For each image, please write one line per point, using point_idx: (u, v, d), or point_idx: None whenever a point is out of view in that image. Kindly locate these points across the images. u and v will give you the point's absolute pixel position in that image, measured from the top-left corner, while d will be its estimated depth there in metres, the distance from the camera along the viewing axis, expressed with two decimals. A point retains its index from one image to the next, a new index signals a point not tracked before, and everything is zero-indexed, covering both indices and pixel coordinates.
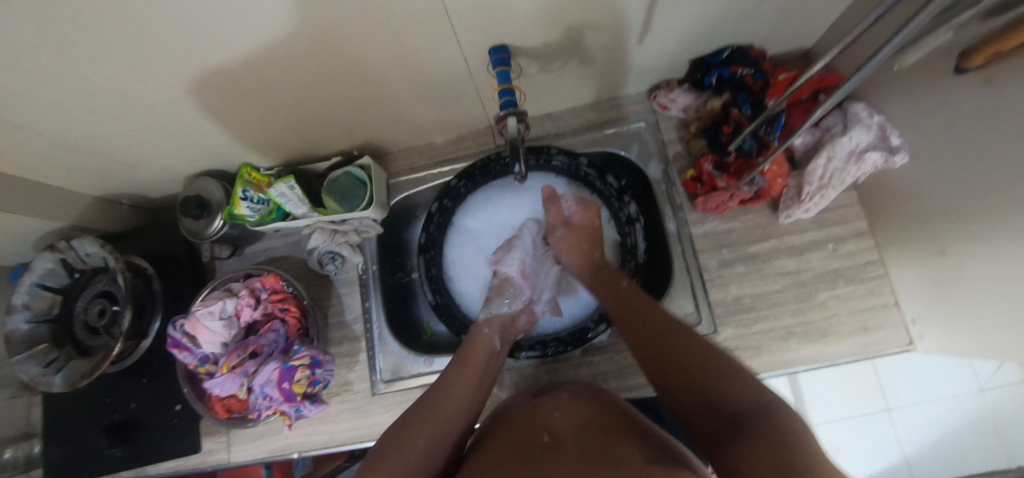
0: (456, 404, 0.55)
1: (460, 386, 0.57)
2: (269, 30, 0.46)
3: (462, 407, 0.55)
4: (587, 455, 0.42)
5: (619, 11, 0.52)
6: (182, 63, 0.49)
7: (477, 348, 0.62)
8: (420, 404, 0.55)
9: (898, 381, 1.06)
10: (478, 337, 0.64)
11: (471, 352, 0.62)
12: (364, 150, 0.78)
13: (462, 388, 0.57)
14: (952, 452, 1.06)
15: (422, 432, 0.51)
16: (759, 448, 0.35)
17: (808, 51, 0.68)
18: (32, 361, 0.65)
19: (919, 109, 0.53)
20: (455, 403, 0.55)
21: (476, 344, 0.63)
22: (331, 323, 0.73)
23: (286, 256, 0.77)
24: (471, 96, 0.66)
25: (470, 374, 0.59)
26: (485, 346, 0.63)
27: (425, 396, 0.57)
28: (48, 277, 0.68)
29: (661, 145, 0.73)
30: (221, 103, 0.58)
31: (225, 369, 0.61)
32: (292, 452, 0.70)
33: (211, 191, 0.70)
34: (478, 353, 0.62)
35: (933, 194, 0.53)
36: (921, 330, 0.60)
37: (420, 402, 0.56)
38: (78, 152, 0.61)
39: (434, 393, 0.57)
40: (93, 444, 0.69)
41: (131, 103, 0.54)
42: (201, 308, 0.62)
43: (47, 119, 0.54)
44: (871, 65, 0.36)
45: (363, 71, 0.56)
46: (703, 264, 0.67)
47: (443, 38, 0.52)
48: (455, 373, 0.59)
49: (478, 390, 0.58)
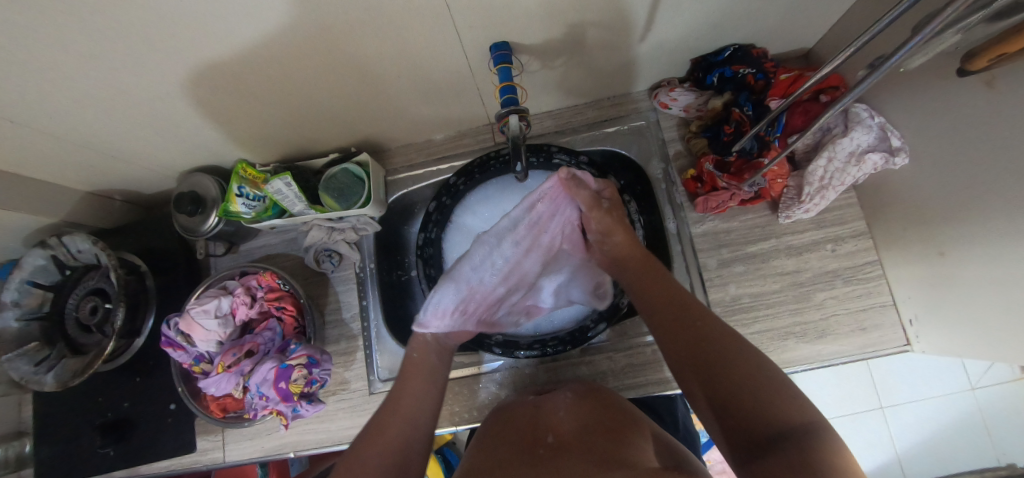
0: (404, 415, 0.54)
1: (408, 397, 0.56)
2: (266, 23, 0.45)
3: (414, 411, 0.55)
4: (592, 456, 0.42)
5: (623, 10, 0.51)
6: (176, 57, 0.48)
7: (420, 355, 0.61)
8: (374, 417, 0.54)
9: (892, 379, 1.08)
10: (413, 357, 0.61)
11: (414, 360, 0.61)
12: (362, 147, 0.77)
13: (408, 398, 0.56)
14: (943, 450, 1.08)
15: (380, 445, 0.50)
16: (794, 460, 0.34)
17: (809, 51, 0.68)
18: (23, 360, 0.64)
19: (921, 112, 0.53)
20: (407, 411, 0.55)
21: (420, 354, 0.61)
22: (328, 320, 0.73)
23: (281, 253, 0.76)
24: (471, 92, 0.65)
25: (415, 384, 0.58)
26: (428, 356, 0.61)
27: (377, 412, 0.55)
28: (37, 274, 0.66)
29: (661, 144, 0.73)
30: (215, 97, 0.56)
31: (220, 368, 0.61)
32: (288, 451, 0.70)
33: (207, 187, 0.69)
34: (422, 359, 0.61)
35: (931, 196, 0.54)
36: (917, 331, 0.60)
37: (372, 419, 0.54)
38: (70, 146, 0.60)
39: (386, 405, 0.56)
40: (86, 442, 0.69)
41: (125, 97, 0.53)
42: (196, 307, 0.62)
43: (38, 113, 0.53)
44: (885, 67, 0.36)
45: (362, 66, 0.55)
46: (703, 264, 0.67)
47: (445, 33, 0.51)
48: (399, 385, 0.58)
49: (430, 397, 0.57)
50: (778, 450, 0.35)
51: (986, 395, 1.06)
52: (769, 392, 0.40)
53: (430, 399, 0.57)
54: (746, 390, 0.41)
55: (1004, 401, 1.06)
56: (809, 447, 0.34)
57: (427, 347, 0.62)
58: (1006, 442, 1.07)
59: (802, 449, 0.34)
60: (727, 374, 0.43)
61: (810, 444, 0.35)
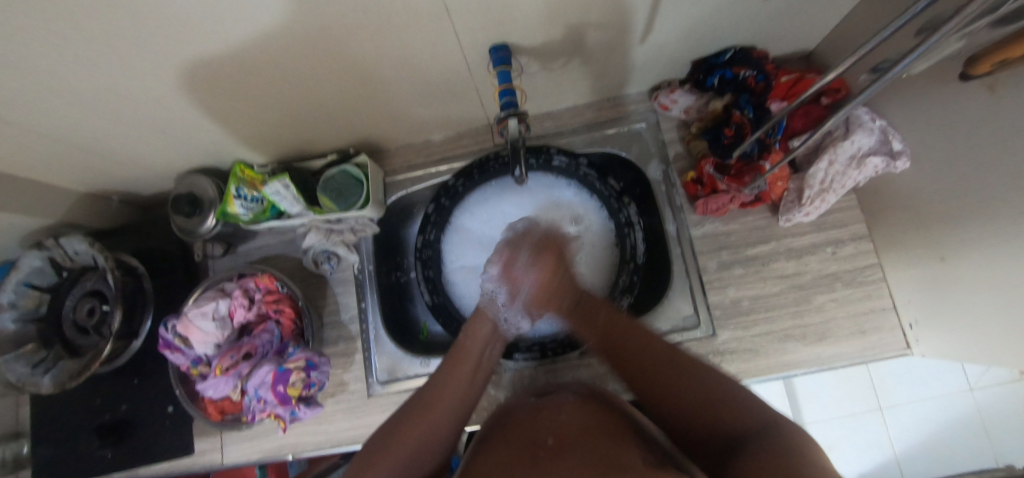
0: (450, 400, 0.56)
1: (455, 384, 0.58)
2: (262, 24, 0.45)
3: (455, 399, 0.56)
4: (592, 457, 0.42)
5: (623, 11, 0.51)
6: (173, 58, 0.48)
7: (472, 342, 0.63)
8: (415, 398, 0.56)
9: (891, 380, 1.08)
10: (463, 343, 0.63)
11: (464, 347, 0.62)
12: (361, 147, 0.77)
13: (455, 385, 0.58)
14: (940, 451, 1.08)
15: (418, 425, 0.52)
16: (764, 447, 0.38)
17: (811, 52, 0.68)
18: (20, 362, 0.64)
19: (922, 115, 0.53)
20: (448, 397, 0.56)
21: (469, 341, 0.63)
22: (326, 322, 0.73)
23: (279, 254, 0.76)
24: (470, 94, 0.65)
25: (463, 372, 0.59)
26: (481, 337, 0.64)
27: (418, 394, 0.56)
28: (35, 275, 0.66)
29: (661, 146, 0.72)
30: (212, 98, 0.56)
31: (218, 371, 0.61)
32: (287, 453, 0.70)
33: (204, 188, 0.68)
34: (472, 346, 0.62)
35: (932, 199, 0.53)
36: (917, 335, 0.60)
37: (413, 399, 0.56)
38: (66, 147, 0.59)
39: (429, 387, 0.57)
40: (83, 443, 0.68)
41: (121, 99, 0.53)
42: (193, 309, 0.61)
43: (33, 114, 0.52)
44: (889, 75, 0.36)
45: (360, 67, 0.55)
46: (703, 267, 0.67)
47: (443, 34, 0.51)
48: (448, 369, 0.59)
49: (471, 388, 0.59)
50: (746, 443, 0.40)
51: (985, 396, 1.05)
52: (723, 404, 0.45)
53: (474, 388, 0.59)
54: (703, 400, 0.46)
55: (1003, 402, 1.06)
56: (774, 435, 0.39)
57: (479, 334, 0.64)
58: (1004, 443, 1.07)
59: (767, 441, 0.38)
60: (681, 391, 0.48)
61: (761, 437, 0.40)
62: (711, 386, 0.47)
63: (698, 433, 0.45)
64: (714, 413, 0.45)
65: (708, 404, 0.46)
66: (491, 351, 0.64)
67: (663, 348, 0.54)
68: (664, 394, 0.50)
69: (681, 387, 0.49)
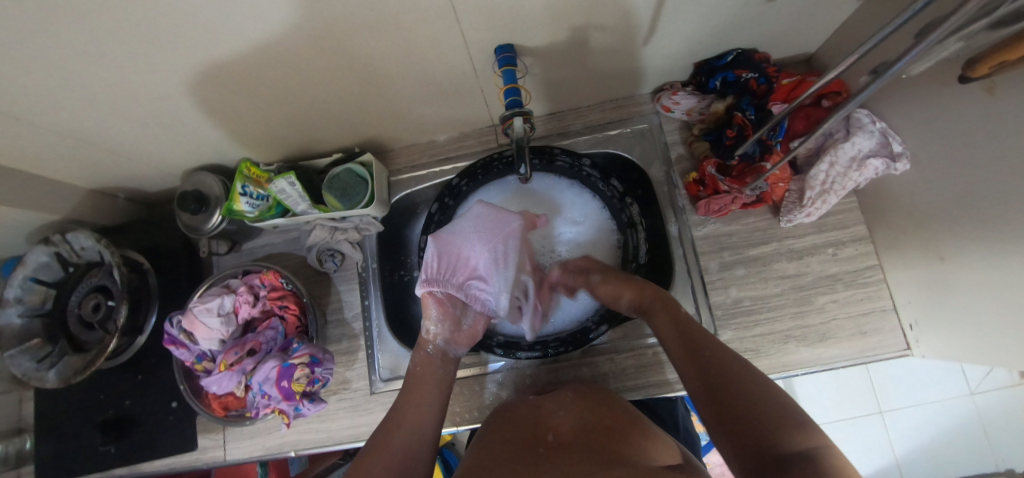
0: (409, 427, 0.56)
1: (412, 411, 0.58)
2: (273, 24, 0.45)
3: (416, 424, 0.56)
4: (592, 454, 0.42)
5: (627, 13, 0.52)
6: (183, 56, 0.48)
7: (424, 369, 0.62)
8: (375, 432, 0.56)
9: (890, 383, 1.08)
10: (416, 370, 0.62)
11: (417, 375, 0.61)
12: (365, 147, 0.77)
13: (413, 412, 0.57)
14: (941, 455, 1.08)
15: (382, 459, 0.52)
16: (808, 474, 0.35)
17: (811, 56, 0.69)
18: (25, 357, 0.64)
19: (921, 118, 0.53)
20: (408, 425, 0.56)
21: (421, 368, 0.62)
22: (330, 319, 0.73)
23: (284, 252, 0.76)
24: (475, 94, 0.66)
25: (421, 398, 0.59)
26: (431, 362, 0.63)
27: (380, 426, 0.57)
28: (41, 271, 0.67)
29: (664, 148, 0.73)
30: (220, 96, 0.57)
31: (222, 367, 0.61)
32: (288, 450, 0.70)
33: (211, 186, 0.69)
34: (426, 373, 0.61)
35: (930, 200, 0.54)
36: (917, 336, 0.60)
37: (376, 431, 0.56)
38: (75, 143, 0.60)
39: (388, 420, 0.57)
40: (87, 438, 0.69)
41: (131, 96, 0.53)
42: (199, 305, 0.62)
43: (43, 110, 0.53)
44: (889, 73, 0.36)
45: (367, 66, 0.55)
46: (704, 267, 0.68)
47: (450, 34, 0.51)
48: (404, 398, 0.59)
49: (432, 411, 0.59)
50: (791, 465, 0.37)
51: (985, 400, 1.06)
52: (777, 424, 0.41)
53: (434, 409, 0.59)
54: (753, 412, 0.43)
55: (1003, 407, 1.06)
56: (816, 462, 0.36)
57: (431, 361, 0.63)
58: (1005, 448, 1.07)
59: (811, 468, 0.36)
60: (733, 394, 0.45)
61: (811, 467, 0.36)
62: (766, 401, 0.43)
63: (739, 442, 0.42)
64: (760, 428, 0.41)
65: (752, 419, 0.42)
66: (446, 371, 0.63)
67: (722, 352, 0.50)
68: (712, 395, 0.47)
69: (731, 392, 0.46)
